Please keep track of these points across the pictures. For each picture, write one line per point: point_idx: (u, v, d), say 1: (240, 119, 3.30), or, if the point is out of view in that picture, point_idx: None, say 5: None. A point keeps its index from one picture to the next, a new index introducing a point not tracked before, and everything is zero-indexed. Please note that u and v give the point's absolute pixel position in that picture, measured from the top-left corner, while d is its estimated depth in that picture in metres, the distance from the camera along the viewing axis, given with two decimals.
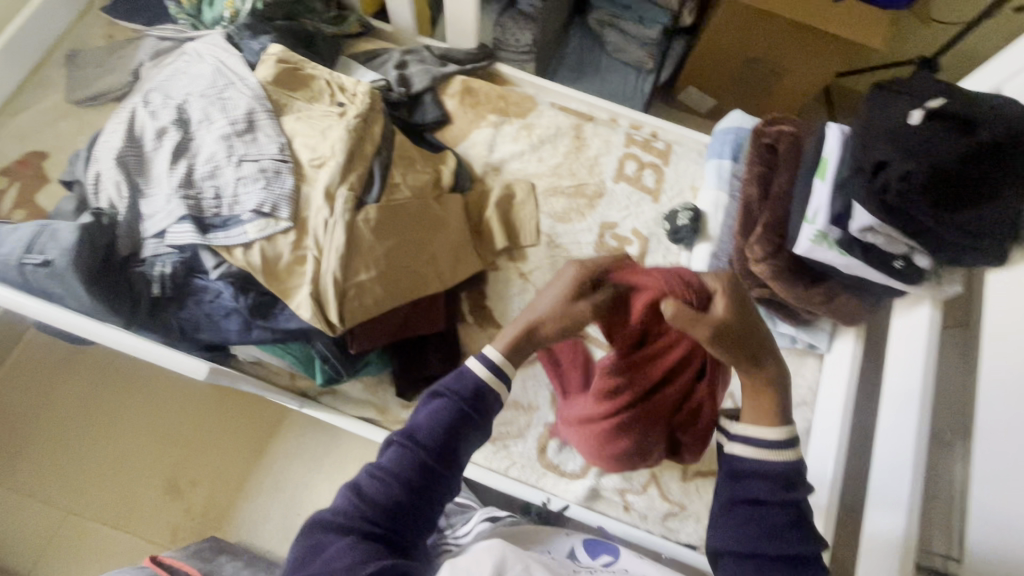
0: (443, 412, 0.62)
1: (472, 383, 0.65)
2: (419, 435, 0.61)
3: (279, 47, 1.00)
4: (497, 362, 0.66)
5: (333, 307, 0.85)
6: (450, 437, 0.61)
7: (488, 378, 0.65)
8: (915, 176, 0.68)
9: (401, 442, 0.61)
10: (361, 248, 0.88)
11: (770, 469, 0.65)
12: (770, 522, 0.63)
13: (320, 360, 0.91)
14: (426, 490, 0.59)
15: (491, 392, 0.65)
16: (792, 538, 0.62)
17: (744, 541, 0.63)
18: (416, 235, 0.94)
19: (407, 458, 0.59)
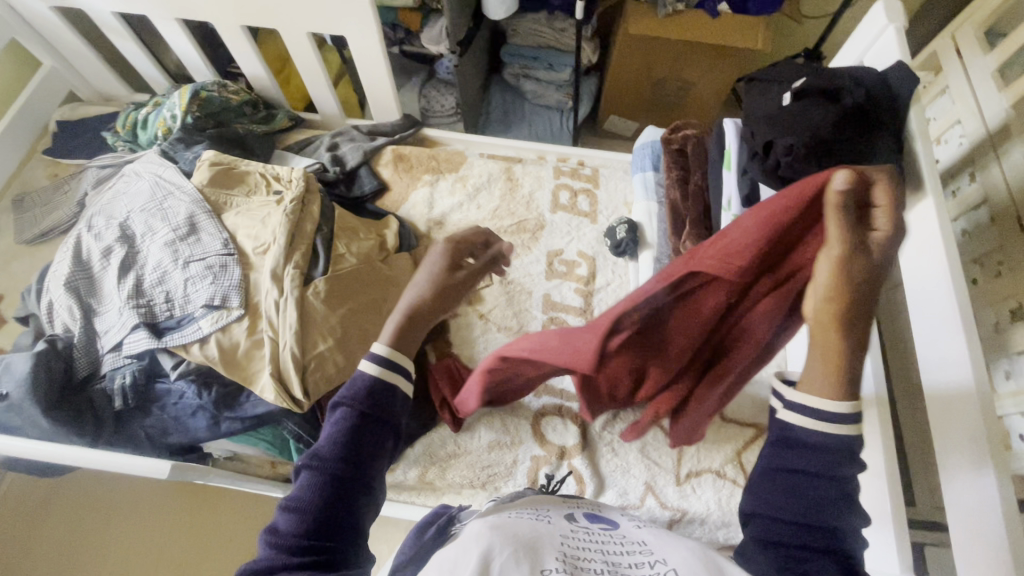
0: (345, 422, 0.55)
1: (364, 384, 0.58)
2: (326, 451, 0.54)
3: (211, 153, 1.07)
4: (386, 355, 0.61)
5: (297, 382, 0.86)
6: (359, 441, 0.55)
7: (379, 374, 0.59)
8: (797, 147, 0.76)
9: (309, 461, 0.54)
10: (314, 320, 0.90)
11: (820, 442, 0.53)
12: (812, 492, 0.52)
13: (294, 440, 0.91)
14: (351, 499, 0.53)
15: (387, 387, 0.59)
16: (829, 514, 0.51)
17: (790, 515, 0.53)
18: (368, 298, 0.97)
19: (319, 478, 0.53)
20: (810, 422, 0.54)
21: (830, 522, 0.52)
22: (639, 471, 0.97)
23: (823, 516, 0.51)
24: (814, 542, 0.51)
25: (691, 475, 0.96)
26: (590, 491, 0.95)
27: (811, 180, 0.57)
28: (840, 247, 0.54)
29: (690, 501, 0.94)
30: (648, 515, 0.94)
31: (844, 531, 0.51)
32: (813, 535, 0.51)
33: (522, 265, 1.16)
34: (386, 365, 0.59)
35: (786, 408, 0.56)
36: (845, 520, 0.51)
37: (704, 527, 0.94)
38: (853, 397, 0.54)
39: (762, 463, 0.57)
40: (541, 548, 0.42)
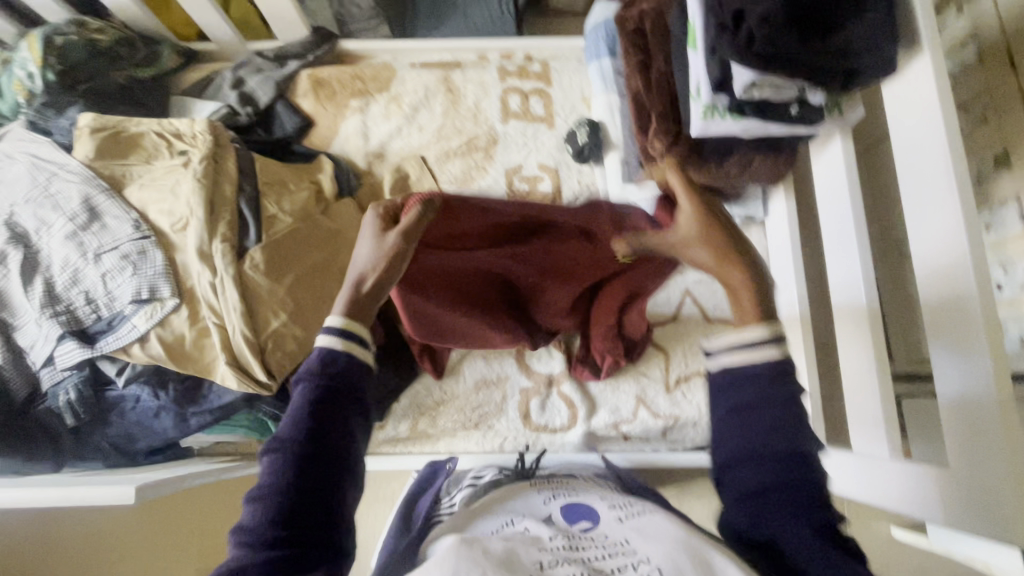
0: (307, 401, 0.44)
1: (327, 357, 0.46)
2: (287, 434, 0.43)
3: (89, 115, 0.89)
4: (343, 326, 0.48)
5: (257, 365, 0.80)
6: (323, 430, 0.44)
7: (342, 337, 0.47)
8: (774, 15, 0.62)
9: (268, 458, 0.43)
10: (259, 296, 0.82)
11: (758, 365, 0.47)
12: (781, 433, 0.45)
13: (271, 421, 0.87)
14: (320, 491, 0.42)
15: (355, 361, 0.46)
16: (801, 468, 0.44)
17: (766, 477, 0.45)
18: (314, 260, 0.88)
19: (283, 466, 0.42)
20: (740, 357, 0.48)
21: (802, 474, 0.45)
22: (629, 386, 0.96)
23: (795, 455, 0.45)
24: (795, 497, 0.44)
25: (681, 382, 0.96)
26: (583, 414, 0.95)
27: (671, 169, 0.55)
28: (690, 207, 0.55)
29: (681, 406, 0.95)
30: (642, 426, 0.95)
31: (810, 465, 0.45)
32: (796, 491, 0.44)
33: (479, 189, 1.06)
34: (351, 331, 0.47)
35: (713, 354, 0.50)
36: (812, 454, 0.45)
37: (697, 429, 0.95)
38: (768, 316, 0.49)
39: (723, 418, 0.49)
40: (519, 564, 0.38)
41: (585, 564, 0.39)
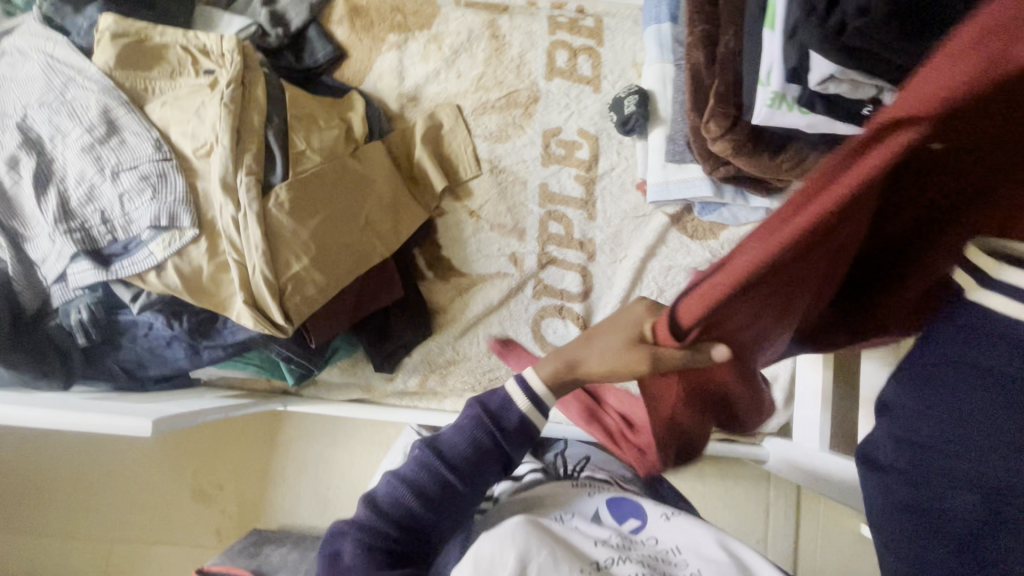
0: (467, 429, 0.53)
1: (514, 414, 0.54)
2: (445, 452, 0.53)
3: (110, 19, 0.83)
4: (539, 392, 0.54)
5: (275, 308, 0.78)
6: (472, 468, 0.52)
7: (529, 411, 0.54)
8: (875, 7, 0.56)
9: (415, 464, 0.53)
10: (283, 236, 0.79)
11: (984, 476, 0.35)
12: (959, 403, 0.37)
13: (284, 362, 0.86)
14: (445, 507, 0.53)
15: (529, 429, 0.54)
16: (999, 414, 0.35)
17: (920, 418, 0.39)
18: (340, 206, 0.85)
19: (429, 475, 0.52)
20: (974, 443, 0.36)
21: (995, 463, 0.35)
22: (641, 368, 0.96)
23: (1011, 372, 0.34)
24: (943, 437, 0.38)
25: None
26: None
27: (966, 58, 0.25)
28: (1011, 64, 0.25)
29: None
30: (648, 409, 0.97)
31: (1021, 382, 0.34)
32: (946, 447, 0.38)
33: (514, 148, 1.02)
34: (540, 406, 0.55)
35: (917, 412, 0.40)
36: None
37: None
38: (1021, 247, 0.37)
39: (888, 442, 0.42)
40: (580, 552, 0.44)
41: (640, 563, 0.45)
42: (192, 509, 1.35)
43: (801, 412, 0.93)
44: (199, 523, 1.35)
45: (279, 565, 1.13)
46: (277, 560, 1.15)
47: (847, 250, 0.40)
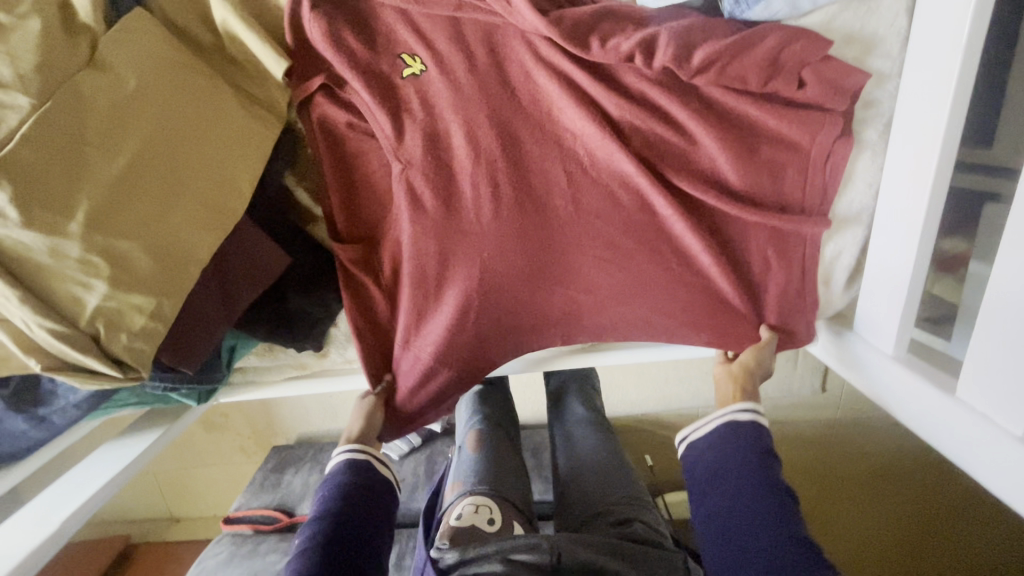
0: (339, 487, 0.65)
1: (355, 464, 0.67)
2: (325, 512, 0.62)
3: None
4: (358, 444, 0.68)
5: (95, 361, 0.51)
6: (353, 497, 0.63)
7: (361, 453, 0.68)
8: None
9: (314, 519, 0.62)
10: (36, 266, 0.48)
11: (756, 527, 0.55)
12: (747, 463, 0.60)
13: (168, 391, 0.64)
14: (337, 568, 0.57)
15: (378, 471, 0.68)
16: (765, 465, 0.59)
17: (731, 512, 0.58)
18: (110, 176, 0.50)
19: (315, 538, 0.59)
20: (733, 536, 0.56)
21: (787, 520, 0.55)
22: None
23: (761, 483, 0.58)
24: (760, 528, 0.55)
25: None
26: None
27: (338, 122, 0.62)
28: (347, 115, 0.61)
29: None
30: (661, 325, 0.74)
31: (788, 493, 0.58)
32: (761, 517, 0.56)
33: None
34: (357, 451, 0.68)
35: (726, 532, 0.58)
36: (769, 445, 0.61)
37: None
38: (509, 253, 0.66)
39: (711, 522, 0.60)
40: None
41: None
42: (208, 441, 1.32)
43: (868, 301, 0.68)
44: (222, 449, 1.33)
45: (303, 492, 1.14)
46: (300, 489, 1.15)
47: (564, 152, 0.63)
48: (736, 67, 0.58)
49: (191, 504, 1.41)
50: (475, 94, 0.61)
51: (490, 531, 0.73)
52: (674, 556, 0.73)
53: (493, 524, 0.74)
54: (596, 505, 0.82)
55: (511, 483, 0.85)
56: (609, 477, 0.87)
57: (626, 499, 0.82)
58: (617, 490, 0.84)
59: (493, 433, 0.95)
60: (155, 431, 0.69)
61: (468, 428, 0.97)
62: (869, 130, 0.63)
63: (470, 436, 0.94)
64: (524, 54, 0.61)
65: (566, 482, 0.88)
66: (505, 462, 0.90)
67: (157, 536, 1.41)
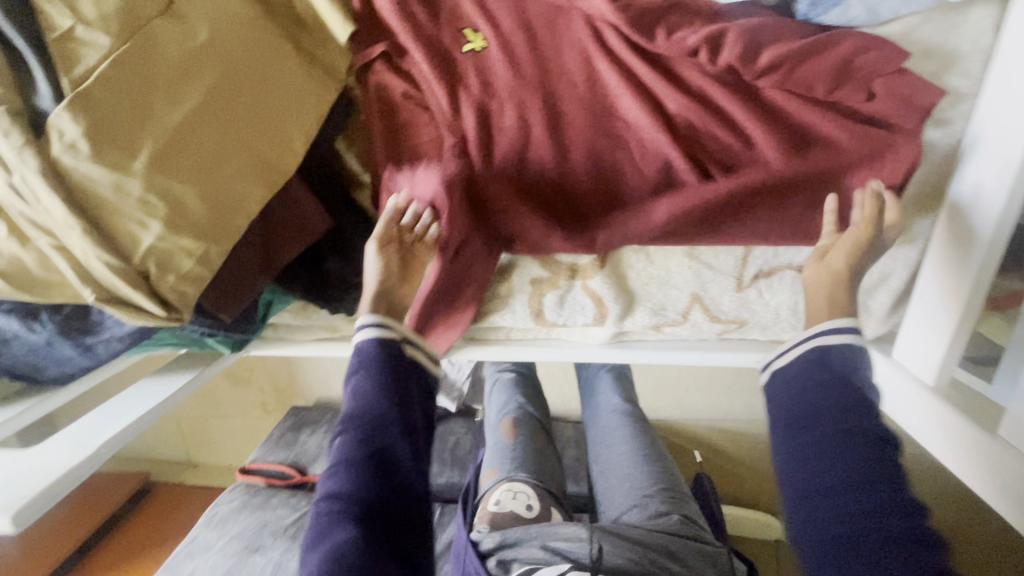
0: (365, 377, 0.57)
1: (381, 346, 0.58)
2: (355, 411, 0.56)
3: None
4: (380, 319, 0.59)
5: (143, 299, 0.54)
6: (389, 387, 0.56)
7: (385, 333, 0.59)
8: None
9: (347, 415, 0.56)
10: (100, 199, 0.50)
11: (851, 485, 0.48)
12: (853, 401, 0.52)
13: (206, 336, 0.66)
14: (387, 475, 0.53)
15: (407, 351, 0.60)
16: (863, 405, 0.52)
17: (832, 451, 0.50)
18: (175, 120, 0.52)
19: (355, 443, 0.54)
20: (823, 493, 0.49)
21: (892, 473, 0.49)
22: (684, 281, 0.70)
23: (868, 427, 0.51)
24: (863, 476, 0.48)
25: (759, 277, 0.69)
26: (614, 314, 0.72)
27: (383, 90, 0.62)
28: (400, 86, 0.62)
29: (750, 309, 0.71)
30: (691, 328, 0.74)
31: (891, 438, 0.51)
32: (869, 467, 0.49)
33: None
34: (388, 329, 0.59)
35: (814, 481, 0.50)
36: (862, 383, 0.54)
37: (764, 331, 0.74)
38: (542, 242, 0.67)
39: (799, 457, 0.52)
40: None
41: None
42: (231, 392, 1.36)
43: (911, 328, 0.66)
44: (244, 401, 1.37)
45: (317, 452, 1.17)
46: (315, 449, 1.17)
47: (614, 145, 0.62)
48: (803, 72, 0.57)
49: (209, 450, 1.46)
50: (533, 76, 0.61)
51: (528, 517, 0.79)
52: (717, 552, 0.75)
53: (531, 511, 0.80)
54: (633, 498, 0.83)
55: (550, 473, 0.90)
56: (648, 466, 0.88)
57: (664, 492, 0.83)
58: (655, 481, 0.85)
59: (527, 420, 0.98)
60: (189, 372, 0.72)
61: (502, 413, 1.00)
62: (936, 152, 0.60)
63: (503, 421, 0.97)
64: (586, 41, 0.60)
65: (601, 475, 0.92)
66: (542, 451, 0.94)
67: (174, 477, 1.46)
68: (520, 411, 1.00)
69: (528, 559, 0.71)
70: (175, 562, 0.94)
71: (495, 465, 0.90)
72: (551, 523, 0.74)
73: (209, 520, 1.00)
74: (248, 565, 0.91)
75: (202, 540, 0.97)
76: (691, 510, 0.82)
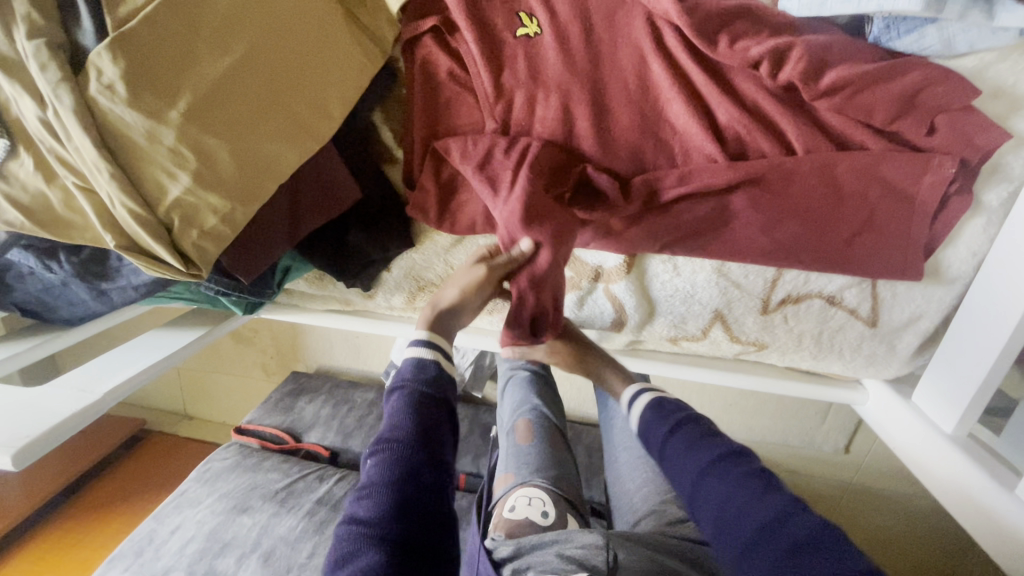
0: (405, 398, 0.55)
1: (426, 370, 0.58)
2: (391, 431, 0.53)
3: None
4: (429, 341, 0.60)
5: (163, 251, 0.52)
6: (427, 408, 0.54)
7: (430, 356, 0.59)
8: None
9: (381, 435, 0.53)
10: (131, 145, 0.49)
11: (740, 500, 0.53)
12: (692, 443, 0.60)
13: (221, 295, 0.66)
14: (418, 502, 0.50)
15: (445, 375, 0.59)
16: (695, 441, 0.60)
17: (706, 495, 0.56)
18: (217, 72, 0.51)
19: (388, 463, 0.51)
20: (730, 515, 0.53)
21: (753, 486, 0.54)
22: (708, 297, 0.68)
23: (714, 462, 0.57)
24: (747, 507, 0.52)
25: (786, 302, 0.67)
26: (632, 322, 0.71)
27: (429, 64, 0.61)
28: (446, 63, 0.60)
29: (772, 333, 0.69)
30: (709, 345, 0.72)
31: (735, 458, 0.57)
32: (733, 494, 0.54)
33: None
34: (435, 346, 0.60)
35: (711, 506, 0.55)
36: (692, 418, 0.64)
37: (782, 356, 0.72)
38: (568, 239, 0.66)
39: (711, 523, 0.54)
40: None
41: None
42: (234, 349, 1.36)
43: (935, 373, 0.64)
44: (245, 360, 1.37)
45: (314, 420, 1.17)
46: (311, 416, 1.18)
47: (657, 150, 0.61)
48: (867, 97, 0.54)
49: (206, 404, 1.46)
50: (584, 69, 0.59)
51: (543, 525, 0.78)
52: None
53: (545, 518, 0.78)
54: (652, 505, 0.82)
55: (569, 480, 0.89)
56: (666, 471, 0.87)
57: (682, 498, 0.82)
58: (672, 488, 0.84)
59: (543, 423, 0.97)
60: (200, 328, 0.71)
61: (517, 412, 1.00)
62: (990, 196, 0.58)
63: (519, 423, 0.97)
64: (641, 38, 0.58)
65: (620, 484, 0.90)
66: (560, 455, 0.93)
67: (168, 426, 1.47)
68: (537, 414, 0.98)
69: (543, 566, 0.68)
70: (164, 512, 0.95)
71: (511, 471, 0.89)
72: (567, 532, 0.72)
73: (201, 476, 1.00)
74: (235, 525, 0.91)
75: (192, 495, 0.97)
76: None
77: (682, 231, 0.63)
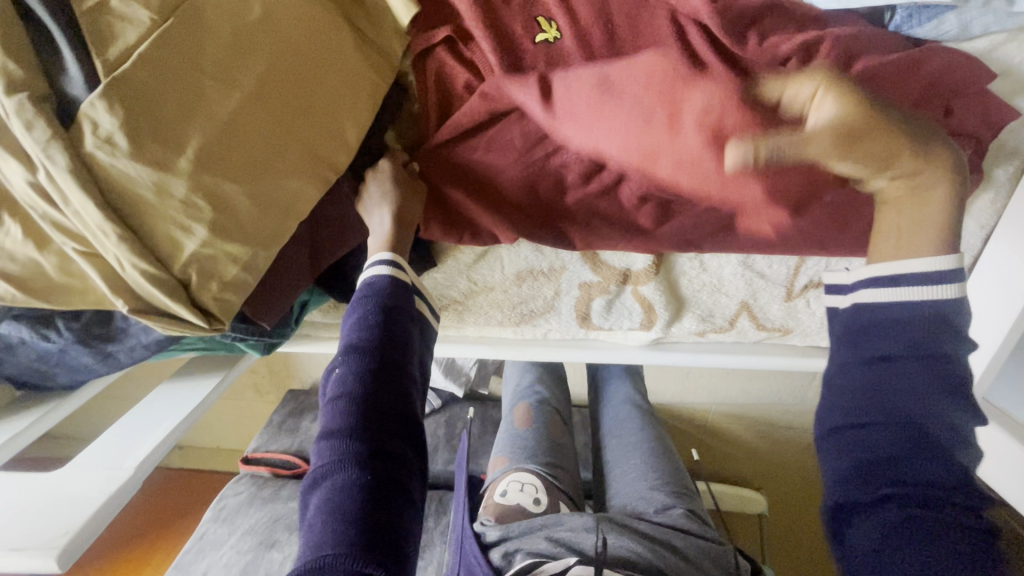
0: (369, 312, 0.51)
1: (388, 286, 0.53)
2: (355, 344, 0.49)
3: None
4: (390, 264, 0.54)
5: (183, 311, 0.47)
6: (390, 324, 0.50)
7: (394, 275, 0.54)
8: None
9: (344, 347, 0.50)
10: (138, 205, 0.44)
11: (918, 480, 0.42)
12: (909, 384, 0.44)
13: (239, 340, 0.61)
14: (388, 411, 0.47)
15: (408, 292, 0.54)
16: (925, 381, 0.43)
17: (873, 444, 0.44)
18: (222, 110, 0.46)
19: (353, 373, 0.47)
20: (884, 477, 0.43)
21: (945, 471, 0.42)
22: (736, 289, 0.69)
23: (913, 419, 0.43)
24: (920, 479, 0.42)
25: (809, 288, 0.69)
26: (662, 321, 0.71)
27: (446, 75, 0.57)
28: (463, 75, 0.57)
29: (795, 317, 0.72)
30: (735, 334, 0.74)
31: (941, 425, 0.42)
32: (911, 465, 0.42)
33: None
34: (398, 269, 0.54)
35: (873, 459, 0.44)
36: (948, 354, 0.44)
37: (805, 338, 0.75)
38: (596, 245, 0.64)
39: (845, 459, 0.46)
40: None
41: None
42: None
43: None
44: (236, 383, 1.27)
45: None
46: None
47: None
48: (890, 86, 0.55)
49: (196, 434, 1.34)
50: None
51: (535, 511, 0.78)
52: (722, 550, 0.74)
53: (536, 504, 0.79)
54: (640, 491, 0.84)
55: (562, 467, 0.89)
56: (658, 459, 0.89)
57: (669, 487, 0.83)
58: (660, 476, 0.85)
59: (542, 409, 0.98)
60: (215, 376, 0.66)
61: (517, 397, 1.01)
62: (999, 172, 0.60)
63: (518, 406, 0.98)
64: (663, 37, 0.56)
65: (611, 467, 0.93)
66: (554, 439, 0.94)
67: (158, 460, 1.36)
68: (537, 399, 1.00)
69: (533, 550, 0.70)
70: (186, 559, 0.91)
71: (507, 454, 0.90)
72: (558, 515, 0.74)
73: (217, 515, 0.96)
74: (265, 562, 0.89)
75: (212, 536, 0.93)
76: (698, 507, 0.81)
77: (716, 229, 0.62)
